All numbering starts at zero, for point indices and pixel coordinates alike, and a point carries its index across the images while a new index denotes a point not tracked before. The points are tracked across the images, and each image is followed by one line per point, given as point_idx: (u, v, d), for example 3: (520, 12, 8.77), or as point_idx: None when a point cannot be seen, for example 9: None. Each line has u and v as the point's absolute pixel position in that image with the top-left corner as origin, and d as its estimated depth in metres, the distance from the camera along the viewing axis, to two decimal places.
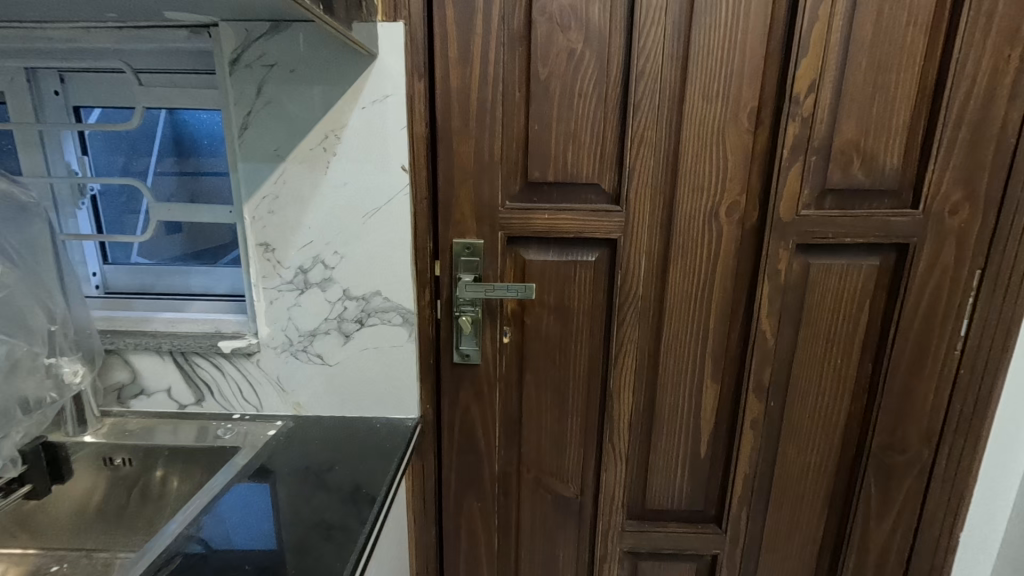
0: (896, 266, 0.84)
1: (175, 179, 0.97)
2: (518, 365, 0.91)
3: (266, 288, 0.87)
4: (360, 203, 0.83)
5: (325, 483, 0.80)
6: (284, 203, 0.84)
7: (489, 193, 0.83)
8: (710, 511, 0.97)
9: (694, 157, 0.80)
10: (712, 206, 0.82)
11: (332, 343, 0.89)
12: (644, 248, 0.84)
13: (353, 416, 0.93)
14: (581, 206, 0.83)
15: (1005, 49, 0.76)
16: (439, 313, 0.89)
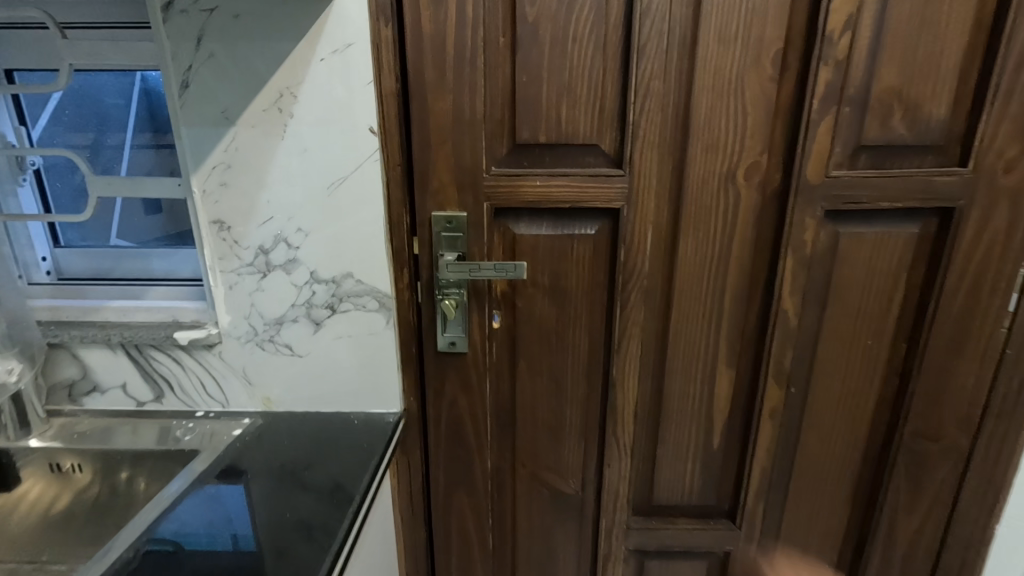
0: (938, 234, 0.74)
1: (153, 153, 0.87)
2: (510, 352, 0.81)
3: (223, 271, 0.77)
4: (324, 172, 0.73)
5: (300, 482, 0.73)
6: (238, 173, 0.73)
7: (473, 158, 0.72)
8: (723, 506, 0.89)
9: (709, 111, 0.69)
10: (728, 168, 0.71)
11: (301, 331, 0.80)
12: (652, 218, 0.73)
13: (329, 412, 0.85)
14: (578, 171, 0.72)
15: None
16: (420, 296, 0.79)
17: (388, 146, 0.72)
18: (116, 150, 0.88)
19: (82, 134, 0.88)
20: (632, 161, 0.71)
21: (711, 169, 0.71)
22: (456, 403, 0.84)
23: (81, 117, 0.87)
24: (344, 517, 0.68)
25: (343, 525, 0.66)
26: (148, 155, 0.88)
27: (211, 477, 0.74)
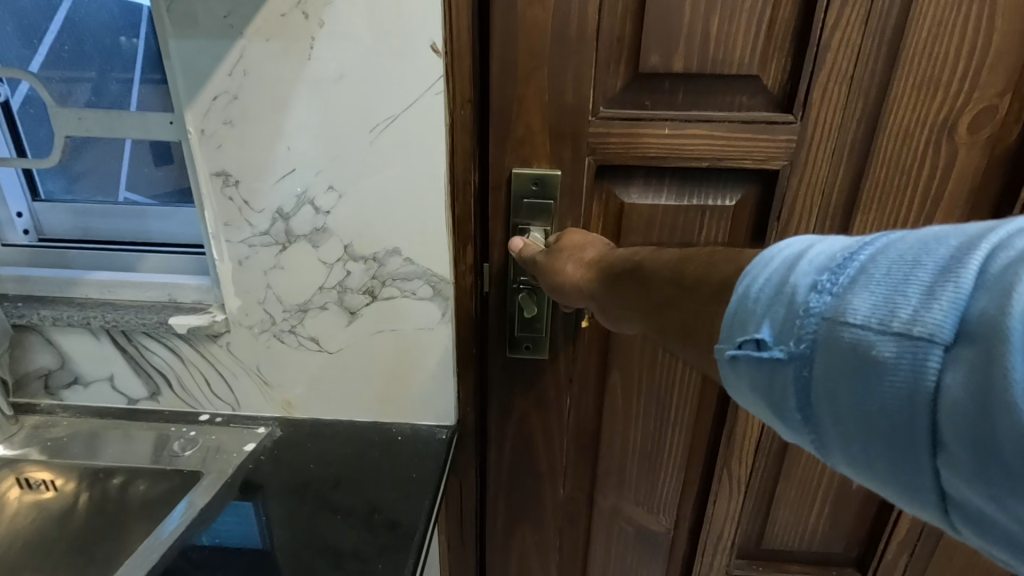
0: None
1: (159, 90, 0.68)
2: (603, 356, 0.64)
3: (230, 241, 0.59)
4: (366, 108, 0.53)
5: (335, 505, 0.58)
6: (246, 107, 0.53)
7: (577, 96, 0.53)
8: (850, 553, 0.73)
9: (932, 34, 0.52)
10: (941, 117, 0.55)
11: (331, 321, 0.62)
12: (819, 185, 0.57)
13: (363, 422, 0.67)
14: (723, 116, 0.54)
15: None
16: (487, 285, 0.61)
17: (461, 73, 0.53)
18: (125, 86, 0.69)
19: (55, 60, 0.69)
20: (805, 103, 0.54)
21: (914, 118, 0.55)
22: (528, 417, 0.67)
23: (76, 44, 0.68)
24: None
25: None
26: (163, 95, 0.69)
27: (215, 512, 0.57)
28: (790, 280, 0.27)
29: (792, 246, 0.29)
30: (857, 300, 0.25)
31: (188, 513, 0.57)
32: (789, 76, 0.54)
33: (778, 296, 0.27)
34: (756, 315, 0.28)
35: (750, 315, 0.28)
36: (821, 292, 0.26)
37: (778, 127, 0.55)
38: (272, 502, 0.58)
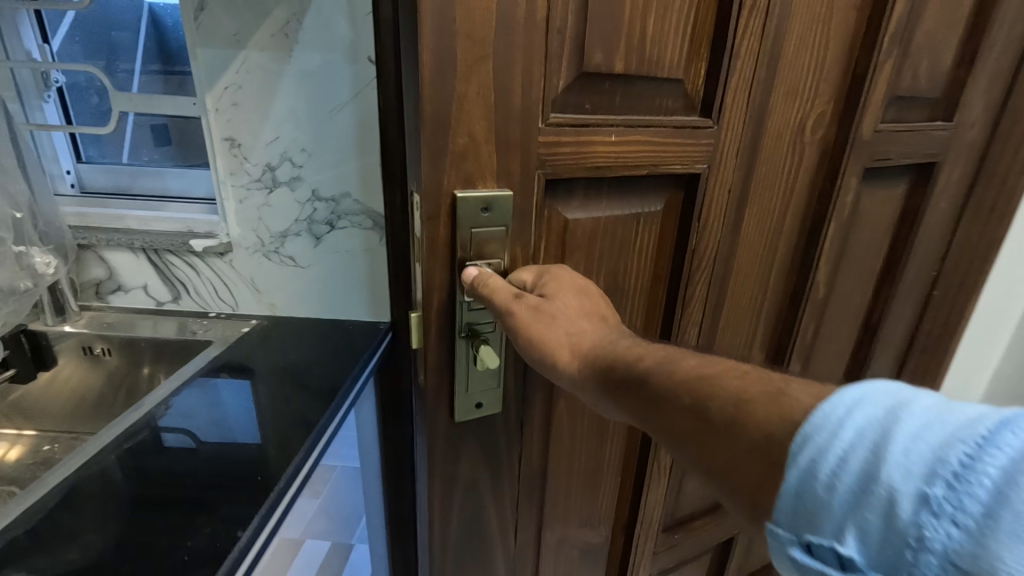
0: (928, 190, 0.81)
1: (161, 78, 0.96)
2: (550, 391, 0.66)
3: (234, 186, 0.86)
4: (324, 96, 0.80)
5: (304, 384, 0.81)
6: (247, 94, 0.81)
7: (524, 96, 0.49)
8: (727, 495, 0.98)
9: (797, 43, 0.62)
10: (801, 119, 0.67)
11: (303, 245, 0.89)
12: (725, 184, 0.65)
13: (326, 319, 0.95)
14: (659, 118, 0.58)
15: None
16: (439, 352, 0.57)
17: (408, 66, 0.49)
18: (128, 74, 0.97)
19: (93, 58, 0.97)
20: (720, 108, 0.61)
21: (785, 120, 0.66)
22: (496, 467, 0.66)
23: (84, 37, 0.96)
24: (333, 398, 0.78)
25: (333, 400, 0.77)
26: (159, 81, 0.97)
27: (209, 369, 0.83)
28: (890, 484, 0.27)
29: (873, 420, 0.29)
30: (1011, 556, 0.23)
31: (197, 368, 0.83)
32: (706, 79, 0.60)
33: (878, 514, 0.27)
34: (836, 517, 0.28)
35: (836, 518, 0.28)
36: (943, 521, 0.25)
37: (703, 132, 0.61)
38: (259, 364, 0.86)
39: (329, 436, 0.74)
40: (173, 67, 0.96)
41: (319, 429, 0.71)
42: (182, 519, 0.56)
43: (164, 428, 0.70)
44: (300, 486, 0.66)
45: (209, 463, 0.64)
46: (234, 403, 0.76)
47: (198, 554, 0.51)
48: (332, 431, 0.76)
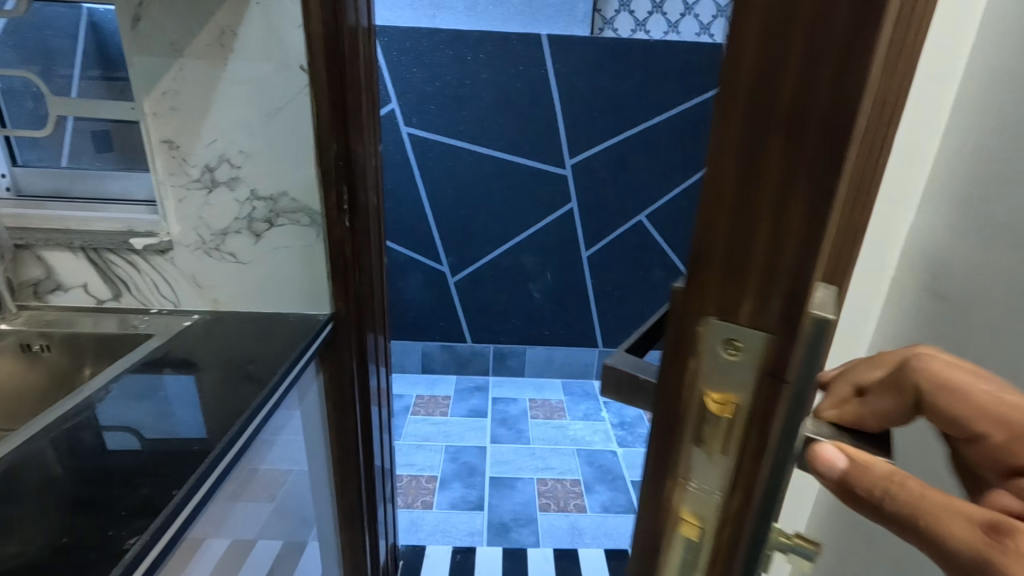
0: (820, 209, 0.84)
1: (102, 84, 1.00)
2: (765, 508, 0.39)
3: (174, 186, 0.90)
4: (261, 101, 0.86)
5: (248, 374, 0.85)
6: (185, 99, 0.86)
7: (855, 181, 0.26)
8: None
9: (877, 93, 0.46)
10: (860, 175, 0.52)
11: (243, 241, 0.94)
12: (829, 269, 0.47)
13: (268, 312, 1.00)
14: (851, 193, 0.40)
15: None
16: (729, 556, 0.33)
17: (744, 37, 0.24)
18: (66, 79, 1.00)
19: (32, 64, 0.99)
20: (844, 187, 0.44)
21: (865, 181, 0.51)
22: None
23: (20, 41, 0.98)
24: (271, 376, 0.84)
25: (271, 380, 0.83)
26: (100, 87, 1.00)
27: (148, 362, 0.86)
28: None
29: None
30: None
31: (135, 359, 0.86)
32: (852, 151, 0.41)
33: None
34: None
35: None
36: None
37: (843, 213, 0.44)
38: (202, 355, 0.90)
39: (265, 412, 0.80)
40: (113, 73, 0.99)
41: (256, 404, 0.78)
42: (129, 479, 0.62)
43: (101, 413, 0.74)
44: (237, 452, 0.72)
45: (153, 436, 0.70)
46: (176, 396, 0.79)
47: (139, 504, 0.58)
48: (269, 410, 0.81)
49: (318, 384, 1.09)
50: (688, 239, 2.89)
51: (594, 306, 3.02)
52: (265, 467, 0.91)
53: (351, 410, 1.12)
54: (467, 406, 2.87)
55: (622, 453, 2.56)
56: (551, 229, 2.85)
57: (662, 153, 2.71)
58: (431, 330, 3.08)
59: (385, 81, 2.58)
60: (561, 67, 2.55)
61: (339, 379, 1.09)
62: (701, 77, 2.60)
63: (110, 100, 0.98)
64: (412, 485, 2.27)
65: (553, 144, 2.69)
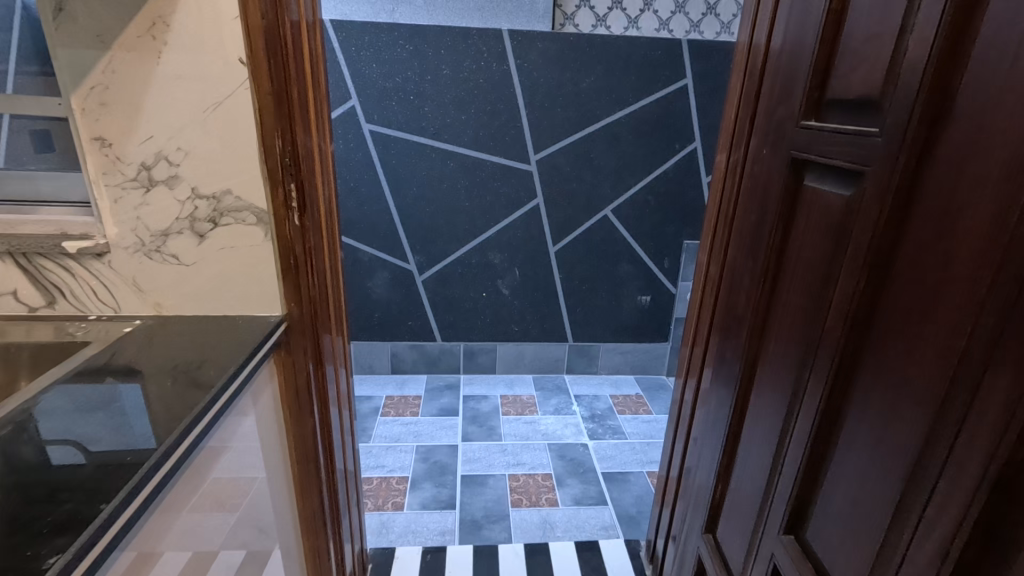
0: (816, 228, 0.78)
1: (41, 80, 0.94)
2: None
3: (108, 185, 0.86)
4: (199, 95, 0.83)
5: (196, 380, 0.81)
6: (115, 94, 0.81)
7: None
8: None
9: None
10: None
11: (187, 242, 0.90)
12: None
13: (215, 315, 0.96)
14: None
15: (789, 52, 0.86)
16: None
17: None
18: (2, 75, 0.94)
19: None
20: None
21: None
22: None
23: None
24: (219, 380, 0.81)
25: (218, 382, 0.81)
26: (39, 83, 0.94)
27: (87, 371, 0.82)
28: None
29: None
30: None
31: (70, 368, 0.82)
32: None
33: None
34: None
35: None
36: None
37: None
38: (146, 362, 0.86)
39: (209, 419, 0.77)
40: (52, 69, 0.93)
41: (204, 404, 0.76)
42: (59, 490, 0.59)
43: (34, 422, 0.70)
44: (179, 458, 0.70)
45: (92, 441, 0.67)
46: (118, 404, 0.75)
47: (67, 518, 0.56)
48: (214, 416, 0.78)
49: (277, 390, 1.05)
50: (653, 232, 2.93)
51: (562, 301, 3.04)
52: (222, 475, 0.88)
53: (309, 415, 1.09)
54: (438, 405, 2.86)
55: (592, 445, 2.58)
56: (517, 225, 2.85)
57: (625, 148, 2.74)
58: (398, 330, 3.04)
59: (345, 76, 2.53)
60: (523, 63, 2.55)
61: (294, 382, 1.06)
62: (663, 73, 2.62)
63: (50, 97, 0.93)
64: (383, 488, 2.24)
65: (517, 140, 2.68)
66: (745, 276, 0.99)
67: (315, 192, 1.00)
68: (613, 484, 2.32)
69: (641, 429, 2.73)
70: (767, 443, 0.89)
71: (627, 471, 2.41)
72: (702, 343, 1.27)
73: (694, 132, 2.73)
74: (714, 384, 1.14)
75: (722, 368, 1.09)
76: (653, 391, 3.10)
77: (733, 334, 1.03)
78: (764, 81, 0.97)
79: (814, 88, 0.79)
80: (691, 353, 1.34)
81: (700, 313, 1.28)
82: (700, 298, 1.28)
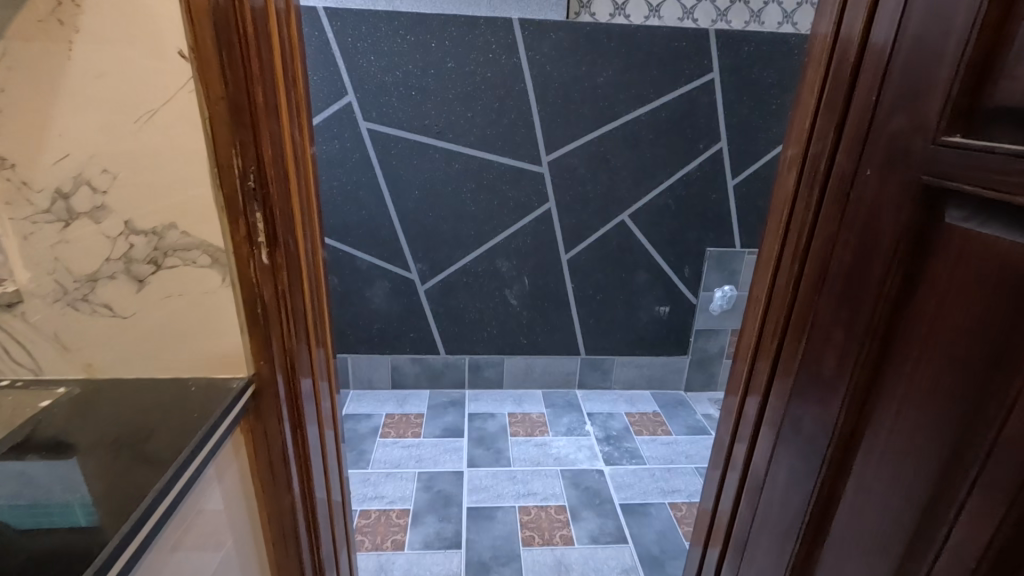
0: (982, 284, 0.57)
1: None
2: None
3: (15, 219, 0.66)
4: (127, 102, 0.63)
5: (147, 452, 0.67)
6: (13, 101, 0.61)
7: None
8: None
9: None
10: None
11: (121, 290, 0.70)
12: None
13: (163, 377, 0.76)
14: None
15: (911, 45, 0.65)
16: None
17: None
18: None
19: None
20: None
21: None
22: None
23: None
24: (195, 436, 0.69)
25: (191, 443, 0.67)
26: None
27: (4, 450, 0.66)
28: None
29: None
30: None
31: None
32: None
33: None
34: None
35: None
36: None
37: None
38: (81, 437, 0.69)
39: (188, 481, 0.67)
40: None
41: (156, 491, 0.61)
42: None
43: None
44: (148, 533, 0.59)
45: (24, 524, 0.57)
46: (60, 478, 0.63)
47: None
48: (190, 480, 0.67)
49: (246, 464, 0.85)
50: (673, 239, 2.71)
51: (575, 312, 2.83)
52: (202, 543, 0.75)
53: (287, 491, 0.88)
54: (441, 424, 2.66)
55: (608, 472, 2.39)
56: (527, 231, 2.64)
57: (645, 148, 2.52)
58: (399, 342, 2.85)
59: (340, 69, 2.31)
60: (534, 56, 2.33)
61: (266, 454, 0.85)
62: (687, 66, 2.40)
63: None
64: (381, 523, 2.05)
65: (527, 139, 2.47)
66: (835, 329, 0.77)
67: (291, 220, 0.79)
68: (632, 518, 2.13)
69: (660, 453, 2.54)
70: (886, 550, 0.69)
71: (648, 502, 2.22)
72: (744, 395, 1.04)
73: (721, 131, 2.51)
74: (776, 453, 0.92)
75: (792, 436, 0.88)
76: (671, 408, 2.90)
77: (811, 397, 0.82)
78: (860, 83, 0.76)
79: (958, 93, 0.59)
80: (727, 404, 1.12)
81: (742, 359, 1.05)
82: (741, 339, 1.06)
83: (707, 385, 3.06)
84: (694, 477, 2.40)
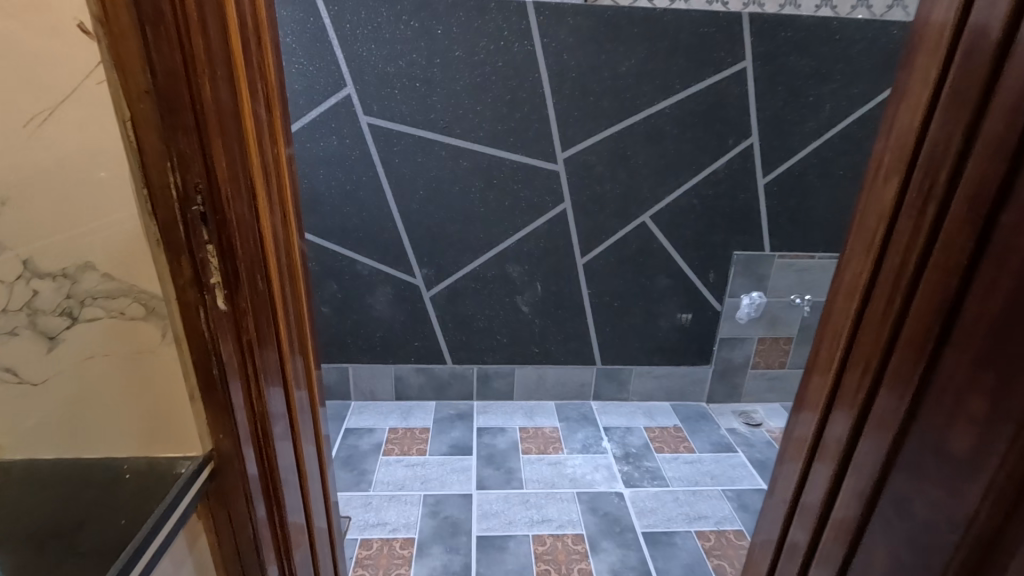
0: None
1: None
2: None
3: None
4: (3, 102, 0.45)
5: (78, 552, 0.51)
6: None
7: None
8: None
9: None
10: None
11: (27, 349, 0.52)
12: None
13: (91, 460, 0.58)
14: None
15: None
16: None
17: None
18: None
19: None
20: None
21: None
22: None
23: None
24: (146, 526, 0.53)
25: (143, 534, 0.52)
26: None
27: None
28: None
29: None
30: None
31: None
32: None
33: None
34: None
35: None
36: None
37: None
38: None
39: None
40: None
41: None
42: None
43: None
44: None
45: None
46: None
47: None
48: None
49: (210, 554, 0.67)
50: (697, 242, 2.52)
51: (590, 319, 2.65)
52: None
53: None
54: (448, 440, 2.50)
55: (629, 495, 2.22)
56: (540, 234, 2.46)
57: (669, 144, 2.32)
58: (403, 352, 2.68)
59: (338, 59, 2.12)
60: (550, 43, 2.13)
61: (234, 541, 0.67)
62: (717, 54, 2.18)
63: None
64: (383, 554, 1.89)
65: (541, 135, 2.27)
66: (977, 386, 0.59)
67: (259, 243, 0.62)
68: (657, 550, 1.95)
69: (683, 473, 2.36)
70: None
71: (673, 531, 2.04)
72: (816, 441, 0.86)
73: (752, 125, 2.30)
74: (867, 518, 0.75)
75: (893, 505, 0.70)
76: (692, 422, 2.72)
77: (929, 463, 0.64)
78: (1007, 70, 0.57)
79: None
80: (791, 445, 0.94)
81: (814, 396, 0.87)
82: (814, 371, 0.88)
83: (730, 396, 2.88)
84: (721, 501, 2.21)
